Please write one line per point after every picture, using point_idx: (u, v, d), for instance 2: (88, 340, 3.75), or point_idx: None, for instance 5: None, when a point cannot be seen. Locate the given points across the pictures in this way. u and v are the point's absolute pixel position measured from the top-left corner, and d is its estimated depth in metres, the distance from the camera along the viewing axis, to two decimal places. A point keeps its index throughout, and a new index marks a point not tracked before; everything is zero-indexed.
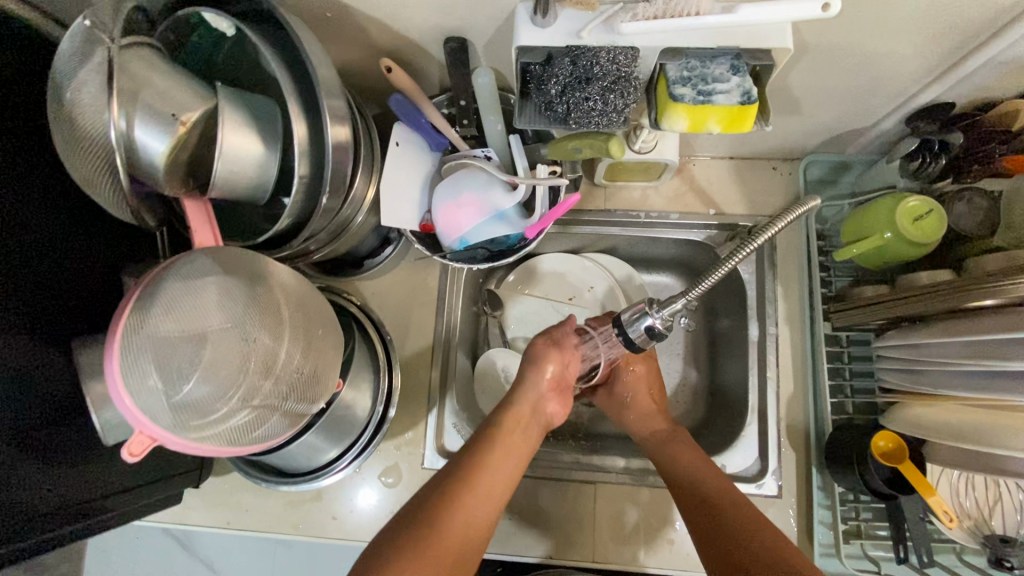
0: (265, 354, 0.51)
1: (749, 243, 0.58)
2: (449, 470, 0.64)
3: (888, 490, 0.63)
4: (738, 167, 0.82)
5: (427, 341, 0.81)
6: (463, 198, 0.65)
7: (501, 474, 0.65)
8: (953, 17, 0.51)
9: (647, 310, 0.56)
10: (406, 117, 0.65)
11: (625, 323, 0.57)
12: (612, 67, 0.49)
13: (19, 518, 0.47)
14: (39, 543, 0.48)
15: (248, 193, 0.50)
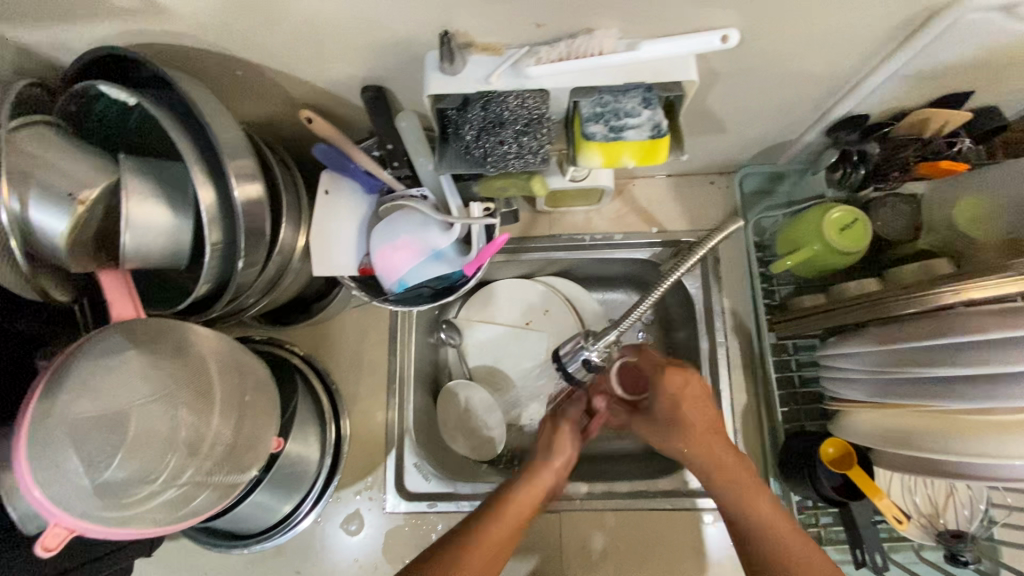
0: (191, 430, 0.51)
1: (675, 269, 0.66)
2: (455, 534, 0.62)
3: (838, 497, 0.63)
4: (677, 184, 0.83)
5: (381, 382, 0.80)
6: (399, 241, 0.64)
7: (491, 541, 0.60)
8: (848, 40, 0.52)
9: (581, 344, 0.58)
10: (334, 164, 0.64)
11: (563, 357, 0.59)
12: (523, 110, 0.50)
13: None
14: None
15: (166, 262, 0.49)
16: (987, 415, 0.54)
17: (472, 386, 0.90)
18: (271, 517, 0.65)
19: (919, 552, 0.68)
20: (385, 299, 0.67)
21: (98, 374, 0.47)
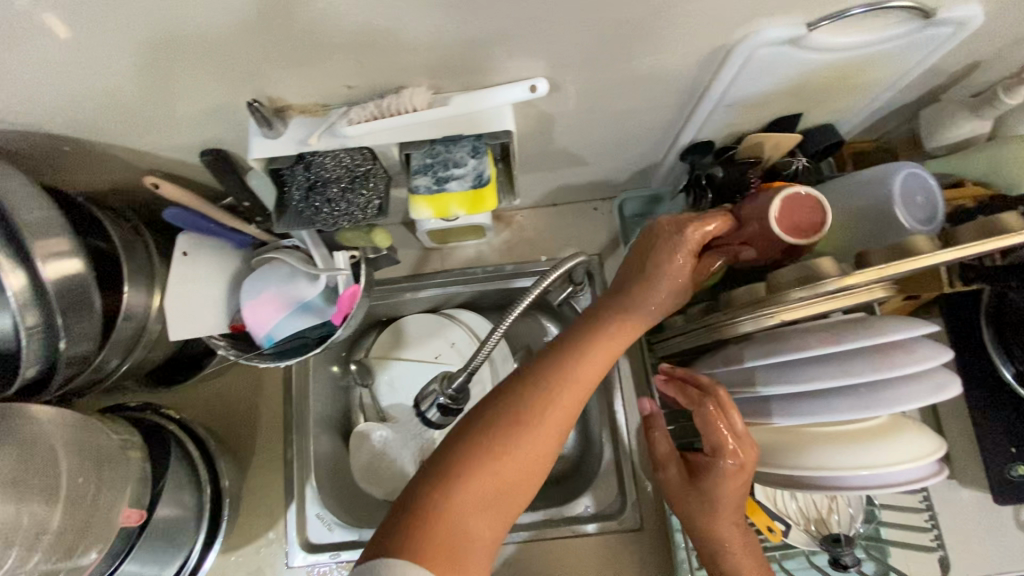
0: (34, 513, 0.49)
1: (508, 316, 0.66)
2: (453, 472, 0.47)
3: None
4: (562, 213, 0.85)
5: (279, 432, 0.80)
6: (265, 294, 0.65)
7: (501, 503, 0.47)
8: (661, 80, 0.55)
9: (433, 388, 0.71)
10: (192, 224, 0.63)
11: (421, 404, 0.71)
12: (343, 169, 0.52)
13: None
14: None
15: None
16: (818, 428, 0.59)
17: (380, 426, 0.90)
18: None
19: (809, 557, 0.69)
20: (253, 356, 0.66)
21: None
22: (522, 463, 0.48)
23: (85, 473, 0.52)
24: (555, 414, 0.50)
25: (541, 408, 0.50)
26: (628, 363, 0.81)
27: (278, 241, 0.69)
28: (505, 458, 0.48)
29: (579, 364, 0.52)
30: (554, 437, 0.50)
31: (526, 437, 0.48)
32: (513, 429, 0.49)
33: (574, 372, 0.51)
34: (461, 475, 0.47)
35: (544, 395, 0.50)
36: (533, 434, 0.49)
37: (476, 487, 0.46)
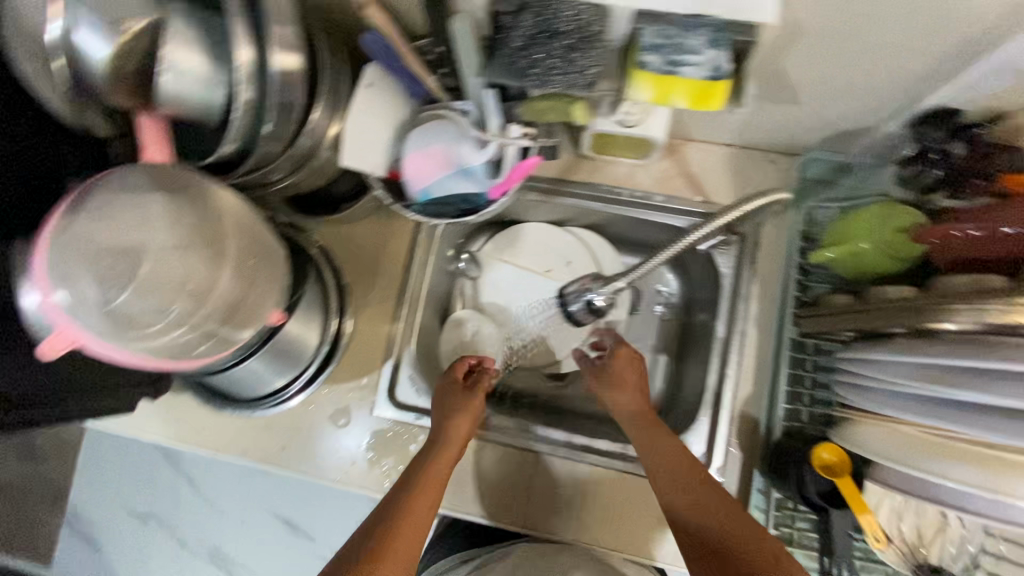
0: (203, 279, 0.52)
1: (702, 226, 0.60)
2: (404, 482, 0.69)
3: (820, 502, 0.61)
4: (735, 156, 0.78)
5: (394, 292, 0.82)
6: (431, 149, 0.64)
7: (420, 510, 0.66)
8: (958, 14, 0.46)
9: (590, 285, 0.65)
10: (381, 57, 0.62)
11: None
12: (577, 24, 0.47)
13: None
14: None
15: (197, 116, 0.51)
16: None
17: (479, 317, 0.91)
18: (255, 390, 0.71)
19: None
20: (406, 205, 0.67)
21: (120, 206, 0.50)
22: (425, 507, 0.67)
23: (246, 258, 0.54)
24: (444, 468, 0.70)
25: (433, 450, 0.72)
26: (756, 331, 0.75)
27: (448, 103, 0.67)
28: (423, 491, 0.68)
29: (455, 427, 0.73)
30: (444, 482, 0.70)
31: (428, 473, 0.69)
32: (413, 470, 0.70)
33: (454, 419, 0.74)
34: (396, 500, 0.66)
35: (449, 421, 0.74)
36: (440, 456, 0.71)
37: (418, 507, 0.66)
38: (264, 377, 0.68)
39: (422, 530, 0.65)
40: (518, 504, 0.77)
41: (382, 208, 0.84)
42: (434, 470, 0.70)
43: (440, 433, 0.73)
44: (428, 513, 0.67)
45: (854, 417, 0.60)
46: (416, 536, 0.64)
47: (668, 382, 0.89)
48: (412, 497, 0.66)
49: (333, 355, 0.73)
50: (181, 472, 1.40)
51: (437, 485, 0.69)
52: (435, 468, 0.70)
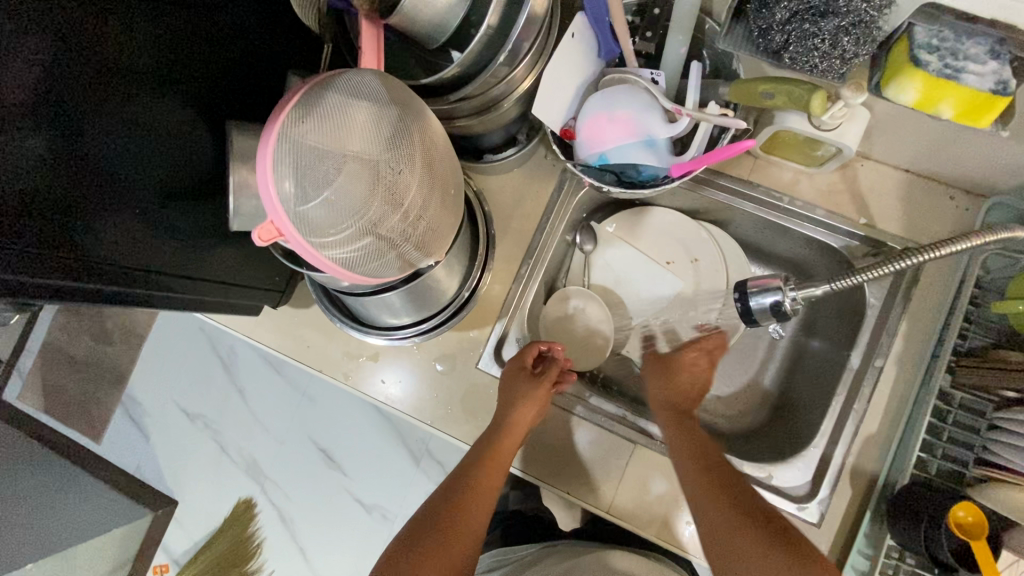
0: (395, 195, 0.48)
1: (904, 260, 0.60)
2: (463, 473, 0.73)
3: (951, 562, 0.59)
4: (912, 183, 0.73)
5: (520, 252, 0.81)
6: (618, 113, 0.61)
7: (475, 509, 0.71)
8: None
9: (779, 286, 0.61)
10: (593, 9, 0.60)
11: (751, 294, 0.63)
12: (861, 4, 0.43)
13: (120, 269, 0.50)
14: (130, 292, 0.52)
15: (426, 32, 0.49)
16: None
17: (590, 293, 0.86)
18: (379, 319, 0.71)
19: None
20: (577, 163, 0.65)
21: (330, 104, 0.46)
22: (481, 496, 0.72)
23: (433, 187, 0.51)
24: (499, 458, 0.72)
25: (491, 441, 0.72)
26: (895, 371, 0.71)
27: (637, 68, 0.63)
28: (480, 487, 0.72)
29: (515, 417, 0.72)
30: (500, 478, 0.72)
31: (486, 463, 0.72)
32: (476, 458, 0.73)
33: (517, 410, 0.72)
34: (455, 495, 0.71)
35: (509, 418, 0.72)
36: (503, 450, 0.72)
37: (469, 513, 0.70)
38: (396, 310, 0.68)
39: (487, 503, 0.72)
40: (605, 489, 0.74)
41: (524, 166, 0.82)
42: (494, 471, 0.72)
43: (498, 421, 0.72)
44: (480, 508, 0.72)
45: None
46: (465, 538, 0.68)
47: (771, 403, 0.86)
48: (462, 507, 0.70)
49: (465, 306, 0.72)
50: (237, 382, 1.43)
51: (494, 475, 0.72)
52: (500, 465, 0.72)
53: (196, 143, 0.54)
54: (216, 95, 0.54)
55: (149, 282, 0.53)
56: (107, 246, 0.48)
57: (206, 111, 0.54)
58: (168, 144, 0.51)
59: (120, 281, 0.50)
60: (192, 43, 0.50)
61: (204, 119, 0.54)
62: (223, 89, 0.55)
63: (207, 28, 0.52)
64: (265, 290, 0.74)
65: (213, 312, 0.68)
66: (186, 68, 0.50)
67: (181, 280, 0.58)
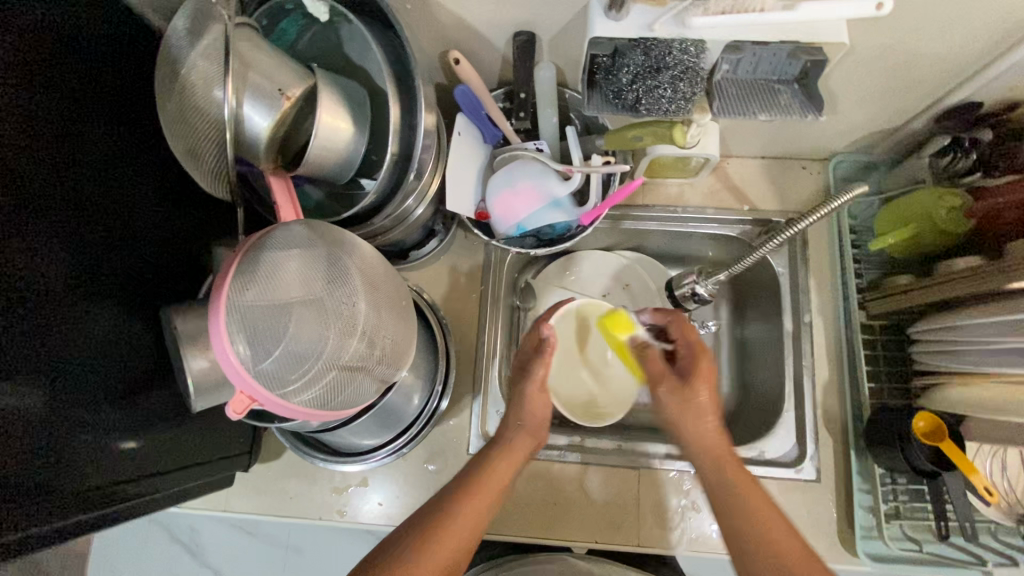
0: (348, 320, 0.50)
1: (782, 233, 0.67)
2: (467, 467, 0.67)
3: (931, 468, 0.64)
4: (770, 166, 0.86)
5: (473, 328, 0.84)
6: (520, 186, 0.67)
7: (479, 505, 0.62)
8: (984, 22, 0.55)
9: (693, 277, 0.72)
10: (468, 107, 0.68)
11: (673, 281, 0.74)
12: (683, 57, 0.53)
13: (81, 494, 0.47)
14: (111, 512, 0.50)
15: (334, 172, 0.52)
16: None
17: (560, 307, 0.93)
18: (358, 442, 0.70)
19: (997, 535, 0.68)
20: (500, 238, 0.71)
21: (263, 264, 0.48)
22: (474, 518, 0.61)
23: (378, 309, 0.53)
24: (499, 467, 0.66)
25: (499, 442, 0.69)
26: (822, 322, 0.80)
27: (520, 143, 0.70)
28: (484, 484, 0.64)
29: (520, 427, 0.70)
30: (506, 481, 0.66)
31: (496, 466, 0.66)
32: (484, 458, 0.67)
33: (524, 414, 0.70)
34: (442, 504, 0.62)
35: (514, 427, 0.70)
36: (504, 458, 0.67)
37: (454, 533, 0.60)
38: (375, 430, 0.67)
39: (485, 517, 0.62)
40: (628, 523, 0.76)
41: (447, 251, 0.87)
42: (499, 475, 0.65)
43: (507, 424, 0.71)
44: (495, 495, 0.64)
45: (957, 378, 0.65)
46: (453, 550, 0.59)
47: (735, 385, 0.92)
48: (455, 511, 0.61)
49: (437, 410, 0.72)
50: (210, 563, 1.38)
51: (487, 497, 0.63)
52: (506, 472, 0.66)
53: (131, 336, 0.53)
54: (143, 287, 0.55)
55: (118, 495, 0.51)
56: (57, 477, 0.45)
57: (133, 304, 0.53)
58: (105, 351, 0.50)
59: (88, 505, 0.47)
60: (113, 248, 0.51)
61: (133, 311, 0.54)
62: (150, 279, 0.55)
63: (124, 228, 0.52)
64: (233, 457, 0.71)
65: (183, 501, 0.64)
66: (109, 269, 0.51)
67: (141, 483, 0.54)
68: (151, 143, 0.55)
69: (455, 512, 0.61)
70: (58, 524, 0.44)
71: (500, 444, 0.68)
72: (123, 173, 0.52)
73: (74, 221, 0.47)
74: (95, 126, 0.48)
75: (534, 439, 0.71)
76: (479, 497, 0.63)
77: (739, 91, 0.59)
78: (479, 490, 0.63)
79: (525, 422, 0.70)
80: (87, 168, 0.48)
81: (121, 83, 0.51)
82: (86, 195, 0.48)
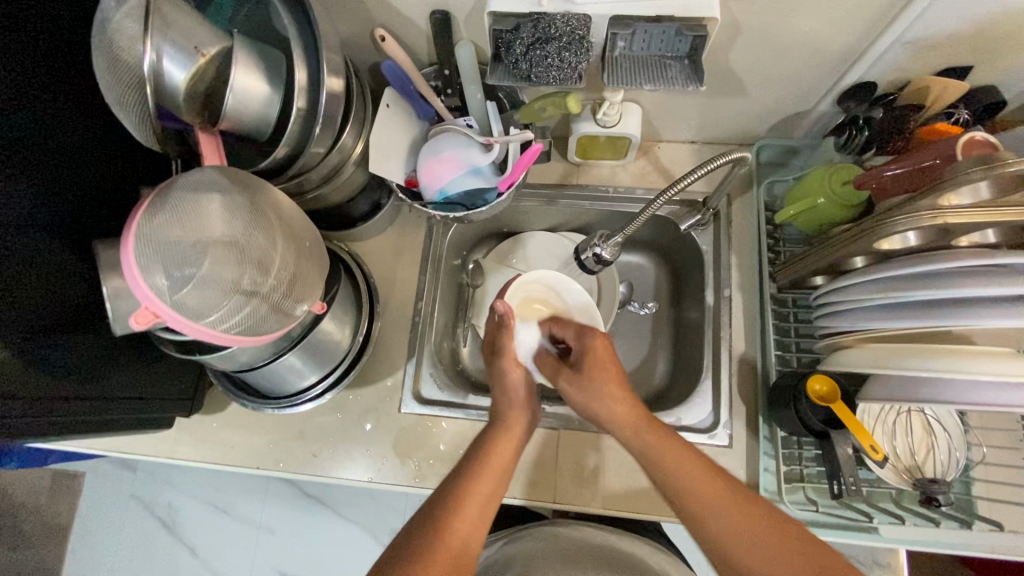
0: (261, 256, 0.56)
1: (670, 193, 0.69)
2: (470, 450, 0.70)
3: (822, 428, 0.68)
4: (700, 150, 0.91)
5: (411, 296, 0.90)
6: (444, 155, 0.73)
7: (488, 482, 0.65)
8: (851, 3, 0.60)
9: (592, 243, 0.75)
10: (397, 82, 0.74)
11: (580, 248, 0.77)
12: (567, 29, 0.59)
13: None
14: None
15: (253, 128, 0.58)
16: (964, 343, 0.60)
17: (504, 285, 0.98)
18: (288, 388, 0.75)
19: (897, 501, 0.70)
20: (427, 204, 0.76)
21: (182, 204, 0.54)
22: (485, 495, 0.64)
23: (291, 252, 0.59)
24: (501, 446, 0.69)
25: (499, 423, 0.73)
26: (741, 296, 0.84)
27: (453, 120, 0.76)
28: (489, 462, 0.67)
29: (513, 408, 0.75)
30: (510, 456, 0.69)
31: (499, 444, 0.70)
32: (486, 439, 0.70)
33: (515, 392, 0.76)
34: (453, 484, 0.64)
35: (503, 410, 0.75)
36: (504, 438, 0.70)
37: (472, 510, 0.62)
38: (300, 373, 0.73)
39: (498, 494, 0.65)
40: (546, 482, 0.79)
41: (393, 225, 0.93)
42: (502, 452, 0.69)
43: (497, 408, 0.75)
44: (503, 469, 0.68)
45: (853, 341, 0.68)
46: (473, 529, 0.61)
47: (669, 362, 0.96)
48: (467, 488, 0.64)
49: (359, 362, 0.78)
50: (185, 540, 1.41)
51: (494, 475, 0.66)
52: (509, 449, 0.70)
53: (68, 271, 0.59)
54: (80, 228, 0.60)
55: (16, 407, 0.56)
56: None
57: (73, 243, 0.59)
58: (40, 280, 0.56)
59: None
60: (53, 189, 0.57)
61: (72, 249, 0.59)
62: (88, 222, 0.61)
63: (66, 174, 0.58)
64: (172, 401, 0.76)
65: (99, 430, 0.69)
66: (52, 207, 0.57)
67: (51, 402, 0.60)
68: (91, 100, 0.61)
69: (467, 492, 0.63)
70: None
71: (499, 425, 0.72)
72: (63, 123, 0.58)
73: (17, 160, 0.53)
74: (36, 78, 0.55)
75: (527, 411, 0.76)
76: (488, 474, 0.66)
77: (633, 65, 0.64)
78: (485, 471, 0.66)
79: (511, 397, 0.76)
80: (29, 115, 0.54)
81: (72, 47, 0.58)
82: (28, 139, 0.54)
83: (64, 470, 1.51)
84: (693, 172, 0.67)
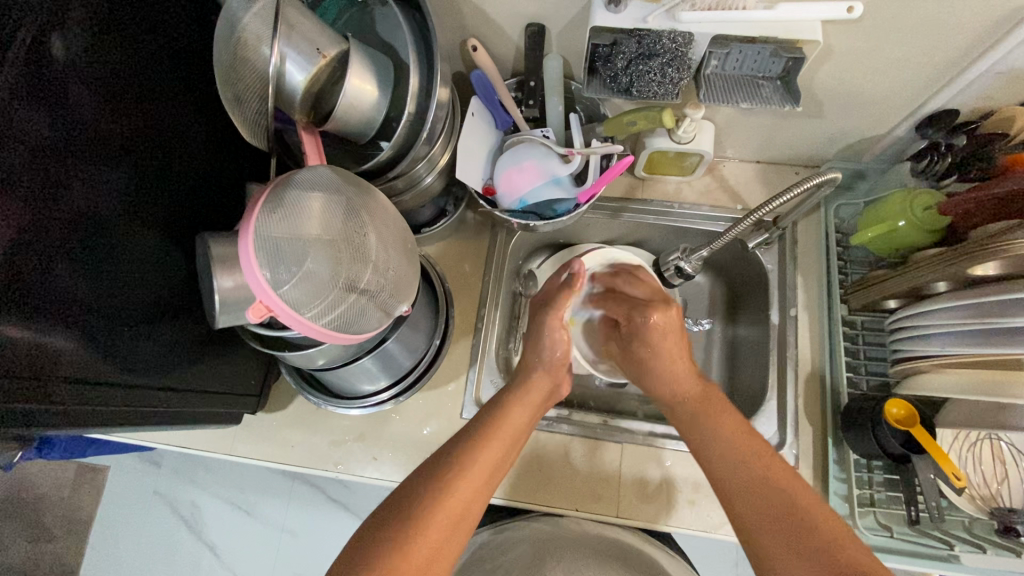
0: (358, 253, 0.57)
1: (755, 214, 0.71)
2: (485, 412, 0.70)
3: (901, 451, 0.67)
4: (764, 170, 0.92)
5: (474, 303, 0.90)
6: (524, 164, 0.74)
7: (497, 446, 0.65)
8: (949, 32, 0.61)
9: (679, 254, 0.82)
10: (482, 91, 0.75)
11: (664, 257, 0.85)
12: (672, 45, 0.60)
13: (101, 390, 0.54)
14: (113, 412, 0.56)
15: (357, 129, 0.59)
16: None
17: None
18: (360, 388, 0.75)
19: (970, 527, 0.70)
20: (503, 211, 0.77)
21: (288, 199, 0.54)
22: (492, 459, 0.64)
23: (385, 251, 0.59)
24: (516, 415, 0.70)
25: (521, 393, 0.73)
26: (807, 316, 0.84)
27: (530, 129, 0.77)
28: (501, 425, 0.68)
29: (533, 382, 0.75)
30: (522, 428, 0.70)
31: (514, 410, 0.70)
32: (501, 405, 0.71)
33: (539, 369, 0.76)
34: (462, 442, 0.65)
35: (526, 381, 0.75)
36: (519, 406, 0.71)
37: (477, 472, 0.62)
38: (373, 376, 0.73)
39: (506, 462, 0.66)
40: (609, 493, 0.79)
41: (456, 231, 0.93)
42: (515, 418, 0.70)
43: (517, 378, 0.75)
44: (514, 436, 0.68)
45: (931, 365, 0.68)
46: (476, 490, 0.62)
47: (724, 380, 0.95)
48: (479, 446, 0.64)
49: (429, 367, 0.78)
50: (207, 539, 1.39)
51: (505, 441, 0.66)
52: (524, 417, 0.71)
53: (171, 264, 0.60)
54: (178, 222, 0.61)
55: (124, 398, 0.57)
56: (86, 371, 0.51)
57: (175, 236, 0.61)
58: (147, 271, 0.57)
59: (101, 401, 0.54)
60: (160, 183, 0.58)
61: (174, 242, 0.61)
62: (191, 216, 0.63)
63: (175, 169, 0.60)
64: (240, 397, 0.77)
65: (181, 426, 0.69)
66: (161, 200, 0.58)
67: (152, 395, 0.60)
68: (196, 96, 0.62)
69: (475, 451, 0.63)
70: (71, 406, 0.51)
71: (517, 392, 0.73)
72: (175, 120, 0.59)
73: (136, 154, 0.54)
74: (151, 73, 0.56)
75: (552, 381, 0.77)
76: (500, 438, 0.66)
77: (726, 83, 0.65)
78: (497, 435, 0.66)
79: (549, 365, 0.77)
80: (142, 108, 0.55)
81: (185, 47, 0.60)
82: (145, 135, 0.56)
83: (87, 464, 1.49)
84: (789, 189, 0.68)
